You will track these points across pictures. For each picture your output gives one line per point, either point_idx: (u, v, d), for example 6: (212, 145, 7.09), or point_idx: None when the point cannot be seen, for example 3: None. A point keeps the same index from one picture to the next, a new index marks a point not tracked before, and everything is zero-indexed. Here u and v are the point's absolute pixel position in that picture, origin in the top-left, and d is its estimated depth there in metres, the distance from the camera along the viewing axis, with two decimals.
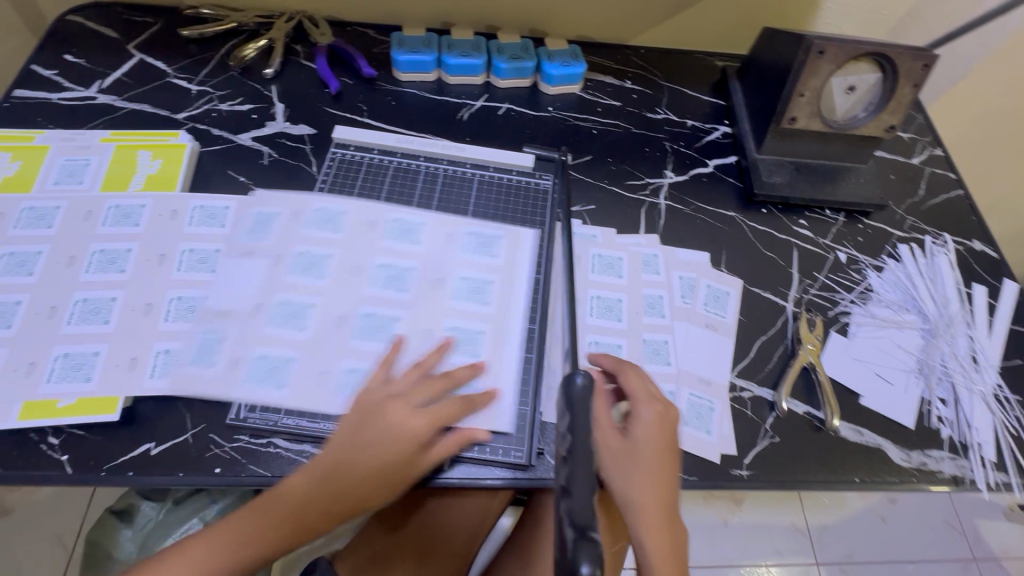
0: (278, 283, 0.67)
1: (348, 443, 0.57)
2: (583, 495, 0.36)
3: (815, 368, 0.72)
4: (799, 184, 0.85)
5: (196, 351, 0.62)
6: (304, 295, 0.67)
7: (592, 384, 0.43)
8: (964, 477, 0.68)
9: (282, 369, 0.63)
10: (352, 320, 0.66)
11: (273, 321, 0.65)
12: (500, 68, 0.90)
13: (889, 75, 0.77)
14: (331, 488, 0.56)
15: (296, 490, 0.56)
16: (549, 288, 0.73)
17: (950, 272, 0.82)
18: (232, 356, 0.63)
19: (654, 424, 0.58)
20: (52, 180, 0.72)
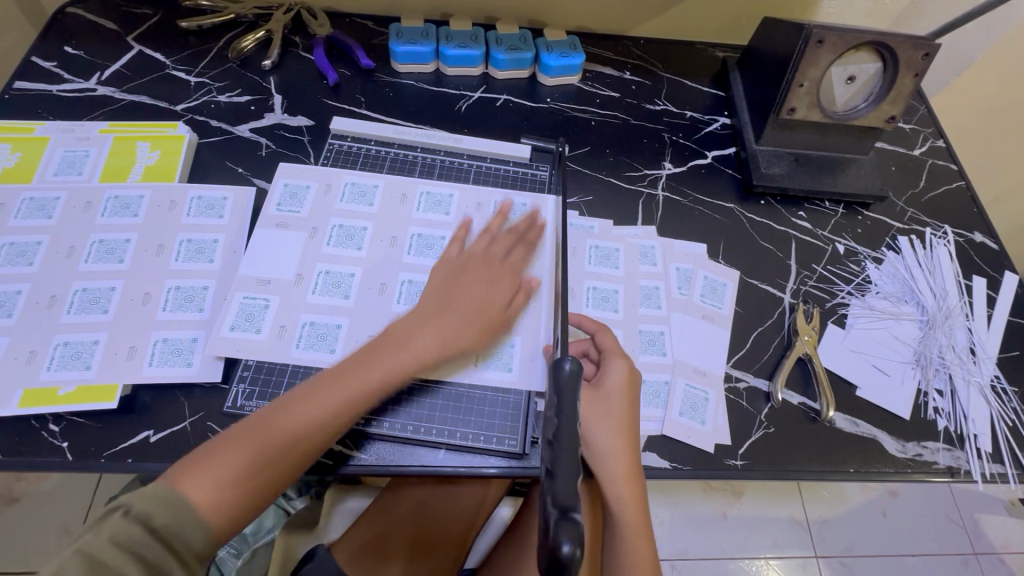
0: (316, 255, 0.70)
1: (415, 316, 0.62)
2: (568, 479, 0.37)
3: (811, 359, 0.72)
4: (798, 176, 0.85)
5: (242, 319, 0.65)
6: (347, 265, 0.70)
7: (580, 370, 0.44)
8: (960, 468, 0.68)
9: (331, 335, 0.66)
10: (395, 287, 0.69)
11: (318, 290, 0.68)
12: (498, 59, 0.89)
13: (889, 64, 0.76)
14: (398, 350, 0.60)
15: (352, 366, 0.58)
16: (539, 281, 0.73)
17: (950, 263, 0.82)
18: (278, 325, 0.66)
19: (623, 379, 0.60)
20: (52, 171, 0.73)
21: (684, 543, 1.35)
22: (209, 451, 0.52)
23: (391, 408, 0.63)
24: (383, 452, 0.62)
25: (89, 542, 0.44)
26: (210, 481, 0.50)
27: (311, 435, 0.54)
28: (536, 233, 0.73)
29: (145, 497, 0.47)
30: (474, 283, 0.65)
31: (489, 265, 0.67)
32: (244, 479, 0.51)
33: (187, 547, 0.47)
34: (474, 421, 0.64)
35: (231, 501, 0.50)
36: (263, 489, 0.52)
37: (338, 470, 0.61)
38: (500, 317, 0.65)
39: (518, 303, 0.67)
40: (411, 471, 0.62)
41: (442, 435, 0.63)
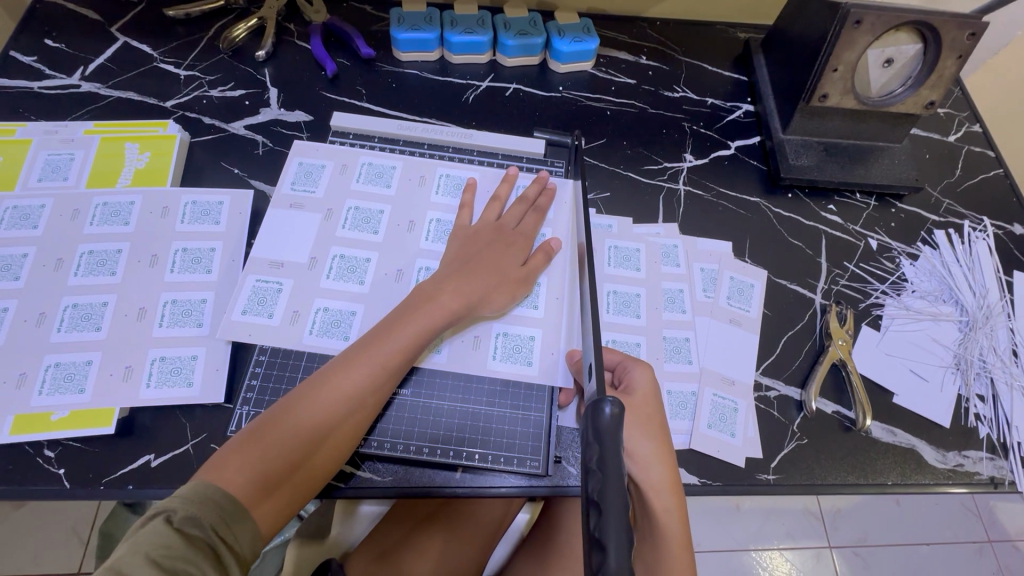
0: (331, 238, 0.67)
1: (419, 295, 0.60)
2: (621, 553, 0.33)
3: (846, 364, 0.68)
4: (829, 166, 0.80)
5: (254, 303, 0.63)
6: (362, 249, 0.67)
7: (622, 413, 0.39)
8: (1003, 478, 0.65)
9: (345, 322, 0.63)
10: (411, 273, 0.66)
11: (333, 274, 0.65)
12: (507, 45, 0.84)
13: (931, 46, 0.71)
14: (408, 327, 0.57)
15: (362, 349, 0.56)
16: (557, 276, 0.69)
17: (989, 258, 0.77)
18: (291, 309, 0.63)
19: (649, 386, 0.57)
20: (36, 177, 0.68)
21: (696, 536, 1.33)
22: (236, 442, 0.50)
23: (404, 427, 0.60)
24: (397, 473, 0.59)
25: (124, 556, 0.42)
26: (244, 471, 0.48)
27: (341, 409, 0.53)
28: (548, 197, 0.72)
29: (185, 500, 0.45)
30: (488, 250, 0.64)
31: (501, 233, 0.67)
32: (278, 462, 0.49)
33: (235, 540, 0.46)
34: (494, 439, 0.61)
35: (270, 488, 0.49)
36: (300, 471, 0.51)
37: (348, 493, 0.58)
38: (518, 278, 0.64)
39: (536, 263, 0.66)
40: (428, 493, 0.59)
41: (458, 455, 0.60)
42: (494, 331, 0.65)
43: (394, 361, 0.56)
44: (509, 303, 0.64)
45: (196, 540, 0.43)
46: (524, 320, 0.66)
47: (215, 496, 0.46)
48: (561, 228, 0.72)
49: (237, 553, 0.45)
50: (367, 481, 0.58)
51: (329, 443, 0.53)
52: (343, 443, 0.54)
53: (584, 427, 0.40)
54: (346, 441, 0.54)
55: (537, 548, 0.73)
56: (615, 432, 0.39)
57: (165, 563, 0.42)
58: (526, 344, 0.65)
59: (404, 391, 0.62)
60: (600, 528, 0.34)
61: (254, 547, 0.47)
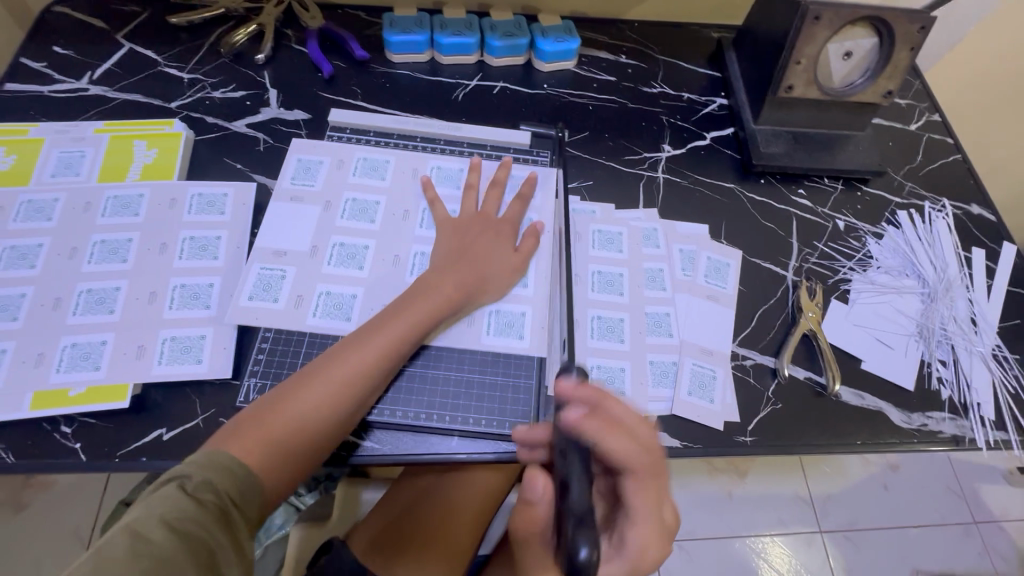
0: (332, 226, 0.72)
1: (421, 287, 0.64)
2: (581, 486, 0.39)
3: (816, 335, 0.73)
4: (798, 154, 0.85)
5: (260, 288, 0.66)
6: (360, 237, 0.71)
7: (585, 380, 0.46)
8: (964, 436, 0.69)
9: (347, 305, 0.67)
10: (408, 259, 0.70)
11: (334, 262, 0.69)
12: (494, 46, 0.89)
13: (886, 39, 0.77)
14: (412, 315, 0.62)
15: (368, 334, 0.60)
16: (546, 255, 0.73)
17: (949, 236, 0.83)
18: (295, 293, 0.67)
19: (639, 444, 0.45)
20: (49, 173, 0.72)
21: (690, 523, 1.37)
22: (254, 415, 0.54)
23: (402, 397, 0.64)
24: (397, 441, 0.62)
25: (138, 517, 0.45)
26: (262, 442, 0.52)
27: (351, 387, 0.57)
28: (532, 185, 0.76)
29: (198, 466, 0.49)
30: (479, 240, 0.70)
31: (488, 222, 0.72)
32: (292, 435, 0.54)
33: (244, 503, 0.50)
34: (488, 406, 0.64)
35: (285, 458, 0.53)
36: (312, 443, 0.55)
37: (357, 460, 0.61)
38: (510, 265, 0.69)
39: (527, 245, 0.71)
40: (425, 458, 0.62)
41: (455, 421, 0.63)
42: (492, 309, 0.69)
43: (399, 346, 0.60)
44: (500, 288, 0.68)
45: (206, 503, 0.47)
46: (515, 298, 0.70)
47: (227, 463, 0.50)
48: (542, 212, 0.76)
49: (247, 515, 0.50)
50: (370, 450, 0.61)
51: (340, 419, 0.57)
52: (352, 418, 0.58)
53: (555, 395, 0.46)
54: (353, 420, 0.58)
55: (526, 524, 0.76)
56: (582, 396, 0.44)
57: (177, 526, 0.45)
58: (518, 320, 0.69)
59: (412, 364, 0.65)
60: (567, 471, 0.40)
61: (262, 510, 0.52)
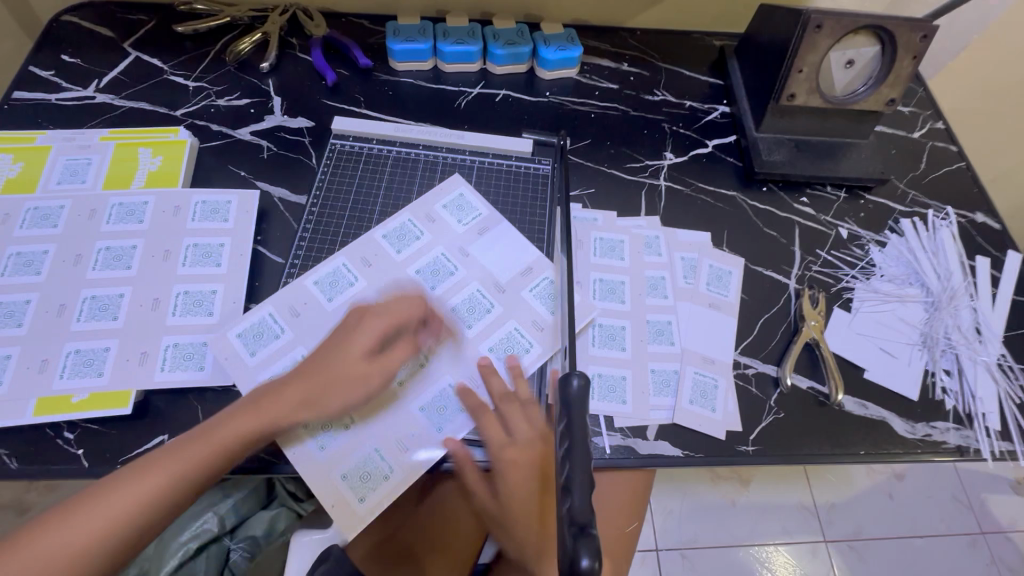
0: (415, 263, 0.72)
1: (255, 400, 0.57)
2: (583, 493, 0.37)
3: (819, 344, 0.72)
4: (800, 162, 0.85)
5: (252, 337, 0.64)
6: (411, 279, 0.70)
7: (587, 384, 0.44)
8: (970, 447, 0.68)
9: (340, 288, 0.69)
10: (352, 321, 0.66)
11: (382, 279, 0.70)
12: (496, 54, 0.89)
13: (888, 48, 0.77)
14: (229, 426, 0.55)
15: (175, 450, 0.54)
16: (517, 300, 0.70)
17: (953, 245, 0.82)
18: (361, 249, 0.72)
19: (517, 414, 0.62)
20: (56, 180, 0.73)
21: (693, 532, 1.36)
22: (35, 527, 0.50)
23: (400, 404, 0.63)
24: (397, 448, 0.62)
25: None
26: (25, 566, 0.48)
27: (148, 506, 0.52)
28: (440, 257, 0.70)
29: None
30: (350, 335, 0.61)
31: (369, 315, 0.63)
32: (68, 553, 0.49)
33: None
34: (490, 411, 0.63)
35: (64, 573, 0.49)
36: (125, 544, 0.51)
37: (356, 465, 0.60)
38: (369, 370, 0.60)
39: (399, 352, 0.62)
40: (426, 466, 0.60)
41: (457, 427, 0.62)
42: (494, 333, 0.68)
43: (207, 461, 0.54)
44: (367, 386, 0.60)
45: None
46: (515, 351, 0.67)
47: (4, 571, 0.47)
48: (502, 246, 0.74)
49: None
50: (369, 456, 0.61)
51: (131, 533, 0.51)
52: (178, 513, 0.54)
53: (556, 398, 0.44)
54: (144, 536, 0.52)
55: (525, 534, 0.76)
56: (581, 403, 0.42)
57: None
58: (518, 333, 0.68)
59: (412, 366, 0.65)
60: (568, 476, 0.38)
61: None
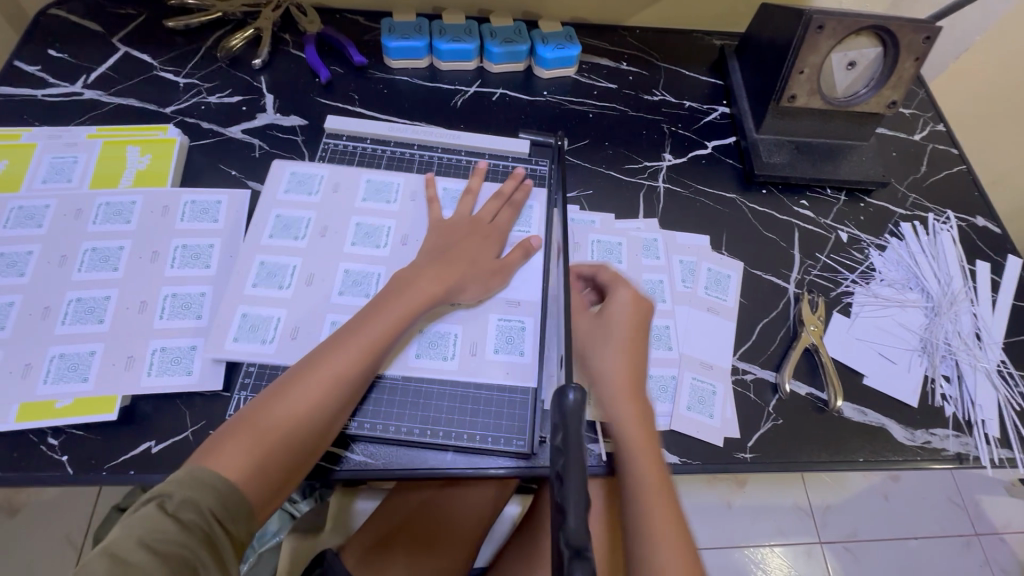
0: (381, 214, 0.73)
1: (391, 296, 0.62)
2: (580, 515, 0.34)
3: (818, 349, 0.71)
4: (800, 164, 0.84)
5: (281, 228, 0.71)
6: (382, 218, 0.73)
7: (585, 397, 0.40)
8: (969, 454, 0.68)
9: (380, 234, 0.72)
10: (367, 279, 0.68)
11: (356, 240, 0.71)
12: (493, 52, 0.88)
13: (890, 49, 0.75)
14: (379, 318, 0.59)
15: (336, 341, 0.58)
16: (535, 273, 0.71)
17: (953, 248, 0.81)
18: (332, 182, 0.75)
19: (631, 300, 0.65)
20: (40, 179, 0.71)
21: None
22: (229, 430, 0.52)
23: (394, 412, 0.62)
24: (390, 456, 0.61)
25: (117, 540, 0.43)
26: (242, 456, 0.50)
27: (332, 394, 0.55)
28: (524, 192, 0.76)
29: (181, 484, 0.46)
30: (465, 241, 0.68)
31: (477, 227, 0.70)
32: (275, 443, 0.52)
33: (233, 523, 0.47)
34: (481, 421, 0.63)
35: (271, 466, 0.51)
36: (299, 450, 0.53)
37: (342, 474, 0.59)
38: (494, 269, 0.68)
39: (513, 258, 0.69)
40: (416, 474, 0.60)
41: (449, 436, 0.62)
42: (487, 337, 0.67)
43: (375, 347, 0.58)
44: (464, 288, 0.65)
45: (187, 524, 0.45)
46: (522, 307, 0.69)
47: (209, 480, 0.47)
48: (536, 220, 0.76)
49: (231, 535, 0.47)
50: (361, 464, 0.60)
51: (320, 427, 0.54)
52: (333, 424, 0.56)
53: (552, 412, 0.40)
54: (334, 426, 0.56)
55: (520, 542, 0.75)
56: (579, 417, 0.39)
57: (158, 547, 0.43)
58: (518, 335, 0.67)
59: (393, 376, 0.64)
60: (562, 493, 0.35)
61: (251, 526, 0.49)
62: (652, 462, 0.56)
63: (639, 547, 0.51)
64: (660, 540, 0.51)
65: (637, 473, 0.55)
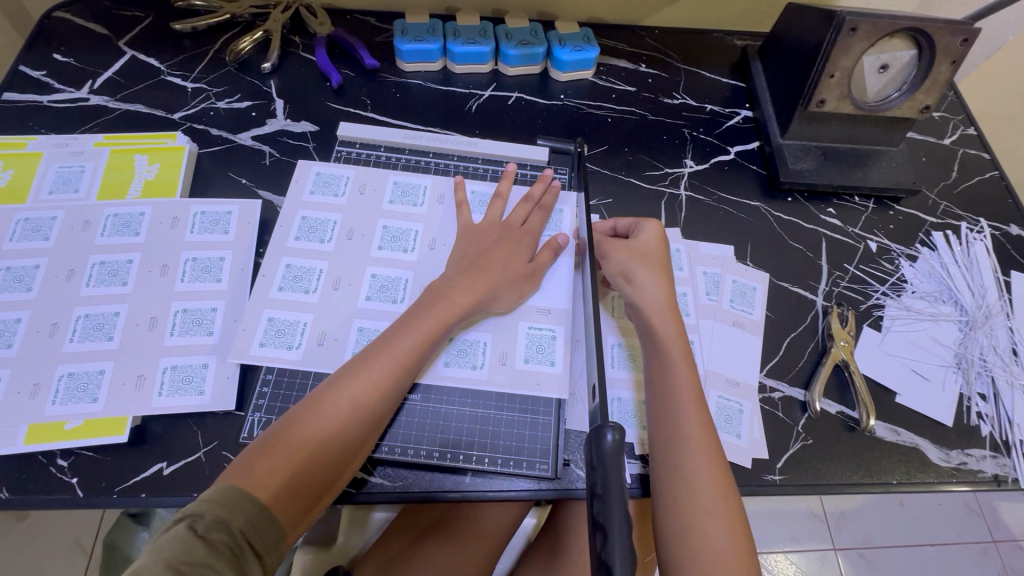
0: (407, 218, 0.71)
1: (424, 307, 0.59)
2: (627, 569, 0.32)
3: (848, 366, 0.69)
4: (827, 171, 0.81)
5: (306, 230, 0.69)
6: (407, 221, 0.71)
7: (623, 437, 0.38)
8: (1007, 476, 0.65)
9: (406, 237, 0.70)
10: (394, 285, 0.67)
11: (382, 244, 0.69)
12: (509, 55, 0.85)
13: (926, 51, 0.72)
14: (413, 331, 0.57)
15: (369, 355, 0.56)
16: (561, 277, 0.69)
17: (987, 259, 0.79)
18: (358, 183, 0.74)
19: (656, 236, 0.68)
20: (47, 189, 0.69)
21: None
22: (260, 446, 0.50)
23: (414, 432, 0.60)
24: (408, 478, 0.59)
25: (144, 564, 0.40)
26: (273, 473, 0.48)
27: (366, 411, 0.53)
28: (553, 196, 0.73)
29: (212, 505, 0.44)
30: (496, 249, 0.65)
31: (507, 232, 0.68)
32: (308, 461, 0.50)
33: (263, 549, 0.45)
34: (503, 443, 0.61)
35: (300, 487, 0.49)
36: (330, 468, 0.51)
37: (362, 498, 0.58)
38: (523, 274, 0.65)
39: (542, 260, 0.67)
40: (436, 498, 0.58)
41: (470, 459, 0.60)
42: (517, 346, 0.65)
43: (409, 362, 0.56)
44: (498, 297, 0.63)
45: (217, 545, 0.42)
46: (548, 316, 0.67)
47: (241, 500, 0.45)
48: (568, 223, 0.73)
49: (261, 561, 0.45)
50: (380, 487, 0.58)
51: (354, 446, 0.52)
52: (364, 443, 0.53)
53: (586, 452, 0.39)
54: (365, 445, 0.54)
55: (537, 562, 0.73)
56: (618, 459, 0.37)
57: (185, 570, 0.40)
58: (548, 343, 0.65)
59: (413, 396, 0.62)
60: (605, 546, 0.34)
61: (280, 550, 0.47)
62: (691, 377, 0.59)
63: (674, 453, 0.54)
64: (695, 446, 0.54)
65: (676, 388, 0.58)
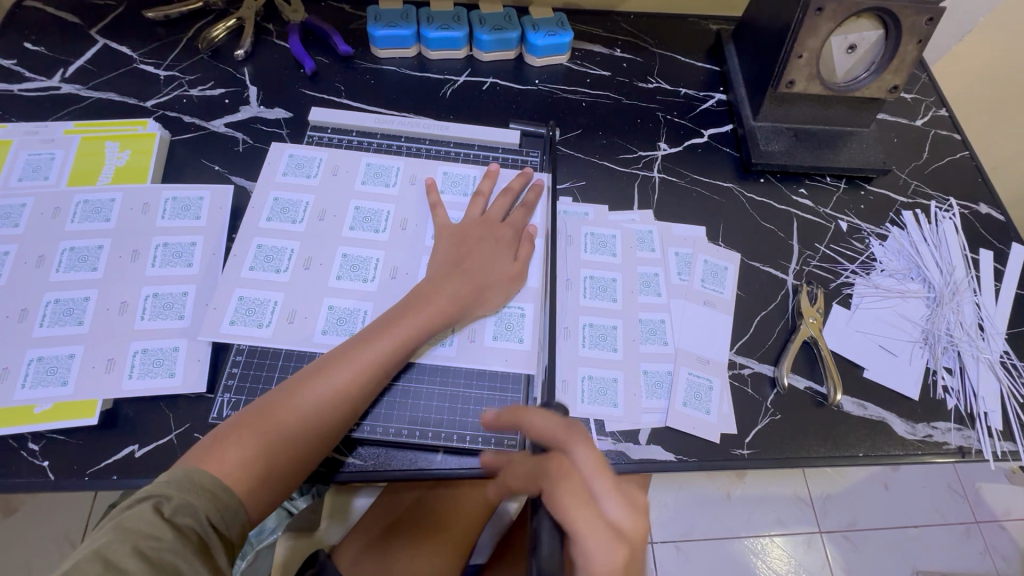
0: (380, 199, 0.72)
1: (407, 309, 0.59)
2: None
3: (816, 342, 0.70)
4: (798, 151, 0.82)
5: (278, 212, 0.69)
6: (378, 202, 0.72)
7: None
8: (971, 448, 0.67)
9: (379, 218, 0.70)
10: (364, 264, 0.67)
11: (353, 225, 0.69)
12: (483, 40, 0.85)
13: (892, 32, 0.73)
14: (395, 333, 0.57)
15: (348, 352, 0.56)
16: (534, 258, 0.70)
17: (956, 237, 0.80)
18: (330, 167, 0.74)
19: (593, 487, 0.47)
20: (17, 176, 0.69)
21: (688, 525, 1.33)
22: (232, 429, 0.50)
23: (383, 411, 0.61)
24: (378, 457, 0.60)
25: (109, 543, 0.41)
26: (240, 458, 0.48)
27: (339, 404, 0.53)
28: (532, 190, 0.73)
29: (179, 488, 0.45)
30: (481, 250, 0.66)
31: (490, 228, 0.68)
32: (277, 446, 0.50)
33: (227, 528, 0.46)
34: (472, 421, 0.61)
35: (265, 473, 0.49)
36: (297, 458, 0.51)
37: (333, 477, 0.58)
38: (511, 274, 0.66)
39: (525, 254, 0.68)
40: (407, 476, 0.59)
41: (439, 437, 0.60)
42: (486, 323, 0.65)
43: (389, 362, 0.56)
44: (482, 300, 0.63)
45: (184, 530, 0.43)
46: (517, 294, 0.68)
47: (208, 484, 0.46)
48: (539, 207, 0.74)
49: (226, 539, 0.46)
50: (350, 468, 0.59)
51: (321, 439, 0.52)
52: (337, 432, 0.53)
53: None
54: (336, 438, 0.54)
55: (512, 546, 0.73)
56: None
57: (150, 554, 0.41)
58: (518, 320, 0.66)
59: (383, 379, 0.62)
60: None
61: (243, 531, 0.48)
62: None
63: None
64: None
65: None
